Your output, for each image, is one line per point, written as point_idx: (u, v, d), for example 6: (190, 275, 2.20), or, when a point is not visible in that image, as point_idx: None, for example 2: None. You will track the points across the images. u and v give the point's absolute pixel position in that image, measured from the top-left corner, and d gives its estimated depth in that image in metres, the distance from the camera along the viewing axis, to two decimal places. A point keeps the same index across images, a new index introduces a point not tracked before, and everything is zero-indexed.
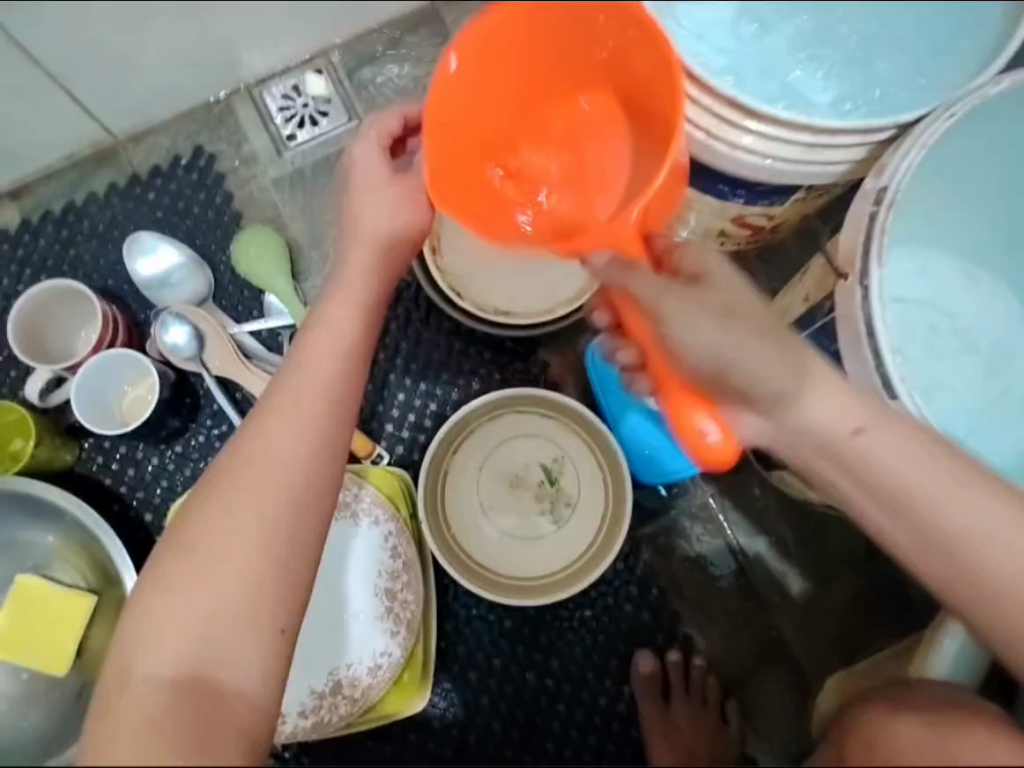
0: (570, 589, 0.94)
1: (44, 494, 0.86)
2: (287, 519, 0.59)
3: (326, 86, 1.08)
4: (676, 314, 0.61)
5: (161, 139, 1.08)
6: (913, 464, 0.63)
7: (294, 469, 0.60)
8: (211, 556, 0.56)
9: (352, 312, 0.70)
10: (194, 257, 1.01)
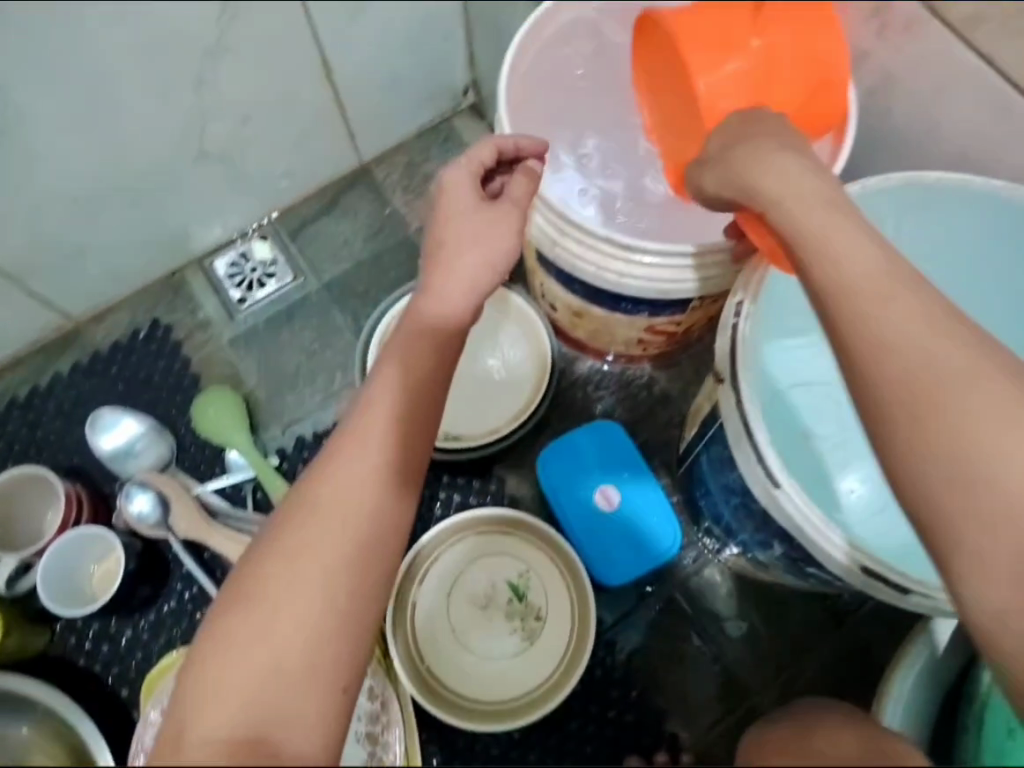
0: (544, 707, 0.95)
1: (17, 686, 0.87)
2: (354, 571, 0.54)
3: (270, 249, 1.18)
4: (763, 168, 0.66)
5: (120, 316, 1.15)
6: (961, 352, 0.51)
7: (363, 516, 0.56)
8: (276, 606, 0.51)
9: (429, 350, 0.65)
10: (155, 426, 1.06)
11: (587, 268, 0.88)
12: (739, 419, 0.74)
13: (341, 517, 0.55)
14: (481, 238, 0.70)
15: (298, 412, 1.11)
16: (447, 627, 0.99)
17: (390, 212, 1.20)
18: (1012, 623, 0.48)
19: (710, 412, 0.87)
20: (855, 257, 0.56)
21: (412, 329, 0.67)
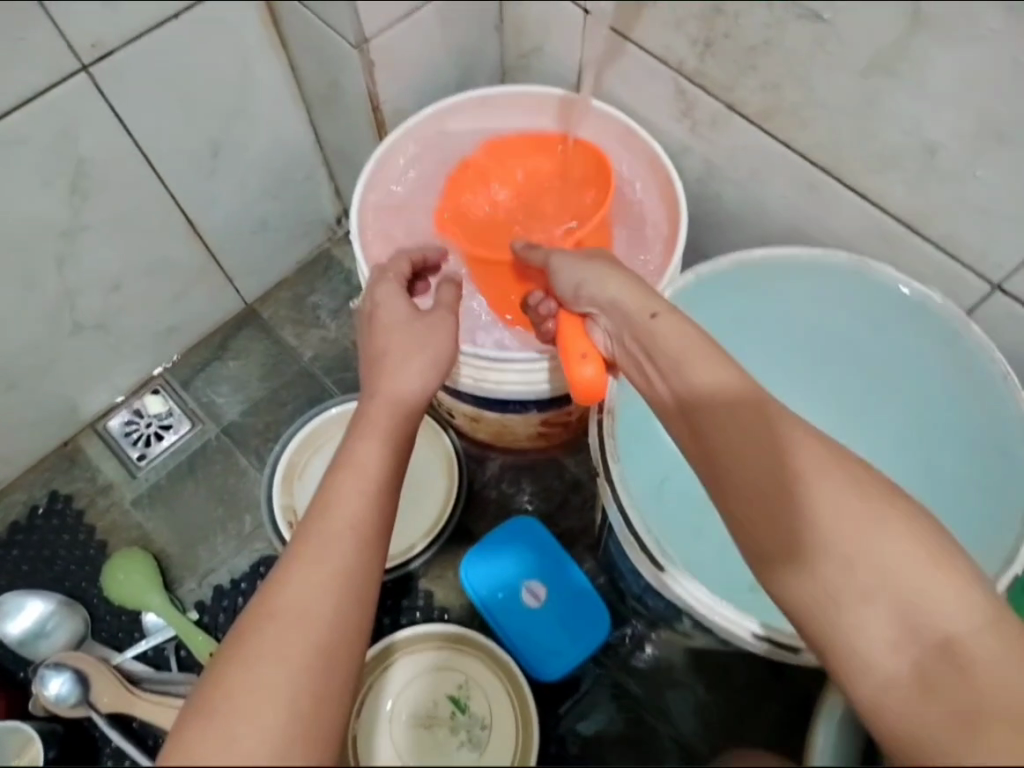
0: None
1: None
2: (314, 673, 0.47)
3: (164, 401, 1.18)
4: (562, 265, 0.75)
5: (17, 494, 1.13)
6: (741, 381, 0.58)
7: (322, 614, 0.50)
8: (234, 718, 0.44)
9: (380, 449, 0.62)
10: (64, 600, 1.04)
11: (463, 382, 0.93)
12: (617, 511, 0.81)
13: (307, 621, 0.49)
14: (427, 341, 0.72)
15: (212, 563, 1.10)
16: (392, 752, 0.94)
17: (281, 346, 1.23)
18: (895, 695, 0.47)
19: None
20: (685, 337, 0.61)
21: (366, 424, 0.64)
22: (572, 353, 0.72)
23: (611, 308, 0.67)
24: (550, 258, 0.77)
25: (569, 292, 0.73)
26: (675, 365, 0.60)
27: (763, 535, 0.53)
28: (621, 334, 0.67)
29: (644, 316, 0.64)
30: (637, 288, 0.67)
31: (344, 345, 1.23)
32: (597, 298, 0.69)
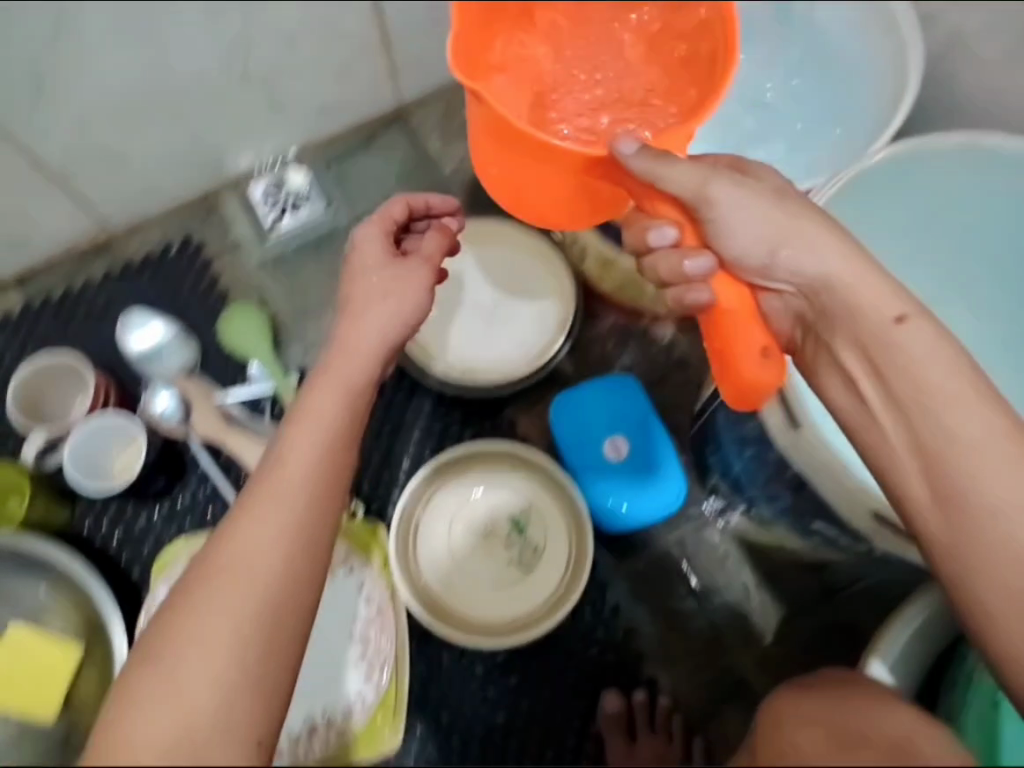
0: (529, 634, 0.98)
1: (42, 549, 0.97)
2: (265, 622, 0.52)
3: (305, 179, 1.17)
4: (727, 198, 0.68)
5: (154, 230, 1.15)
6: (935, 357, 0.64)
7: (272, 571, 0.53)
8: (182, 661, 0.49)
9: (341, 401, 0.64)
10: (180, 331, 1.10)
11: None
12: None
13: (247, 578, 0.53)
14: (390, 293, 0.74)
15: (318, 339, 1.13)
16: (446, 551, 1.02)
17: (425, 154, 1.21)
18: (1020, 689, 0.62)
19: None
20: (943, 362, 0.64)
21: (321, 380, 0.66)
22: (751, 345, 0.71)
23: (838, 299, 0.68)
24: (708, 184, 0.68)
25: (756, 250, 0.69)
26: (926, 398, 0.64)
27: (981, 559, 0.61)
28: (833, 325, 0.69)
29: (887, 319, 0.66)
30: (877, 283, 0.67)
31: None
32: (804, 268, 0.68)
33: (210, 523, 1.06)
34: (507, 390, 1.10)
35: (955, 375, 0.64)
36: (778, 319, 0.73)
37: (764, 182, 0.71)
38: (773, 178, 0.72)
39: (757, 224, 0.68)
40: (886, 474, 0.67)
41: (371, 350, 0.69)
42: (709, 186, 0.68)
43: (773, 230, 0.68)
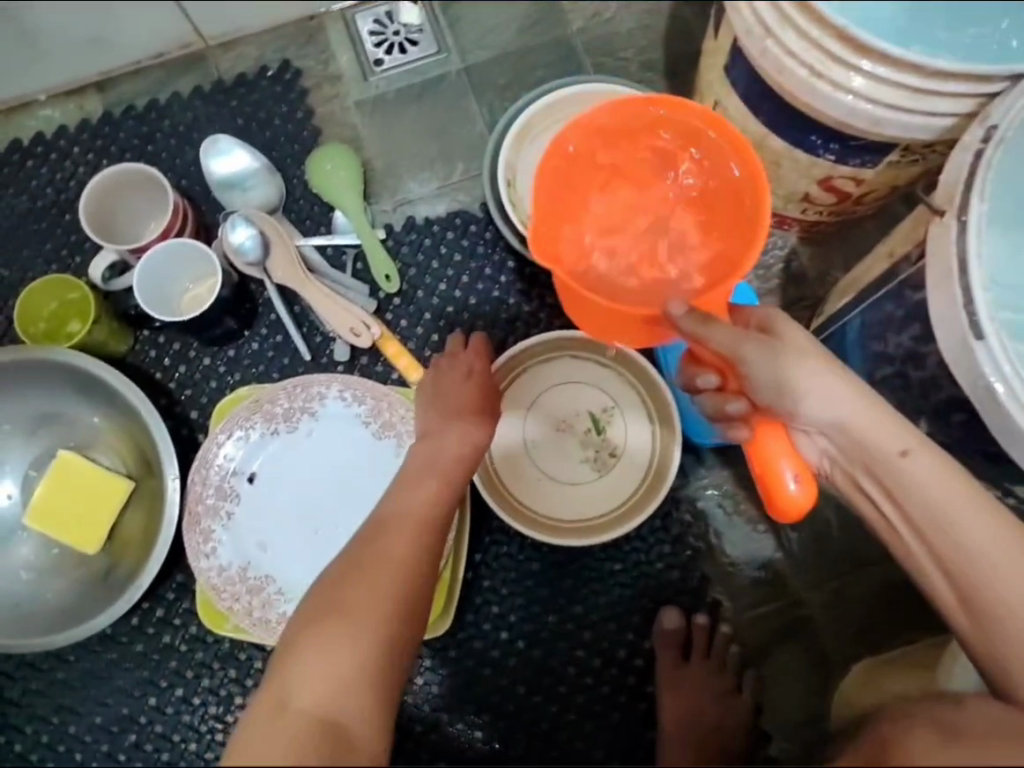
0: (606, 539, 0.92)
1: (77, 360, 0.87)
2: (409, 602, 0.61)
3: (419, 15, 1.07)
4: (754, 355, 0.62)
5: (250, 50, 1.07)
6: (949, 493, 0.65)
7: (410, 562, 0.64)
8: (352, 618, 0.58)
9: (456, 446, 0.74)
10: (267, 164, 0.99)
11: (795, 70, 0.72)
12: (954, 255, 0.67)
13: (396, 568, 0.63)
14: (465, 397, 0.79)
15: (411, 193, 1.04)
16: (521, 442, 0.96)
17: (551, 6, 1.09)
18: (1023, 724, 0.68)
19: (889, 269, 0.79)
20: (956, 488, 0.65)
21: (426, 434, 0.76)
22: (781, 463, 0.62)
23: (857, 438, 0.65)
24: (742, 345, 0.62)
25: (780, 396, 0.64)
26: (945, 522, 0.65)
27: (1011, 651, 0.65)
28: (853, 462, 0.68)
29: (894, 453, 0.65)
30: (887, 415, 0.65)
31: (615, 32, 1.09)
32: (822, 417, 0.65)
33: (276, 376, 0.98)
34: None
35: (963, 493, 0.65)
36: (807, 453, 0.70)
37: (801, 338, 0.65)
38: (792, 329, 0.66)
39: (792, 371, 0.63)
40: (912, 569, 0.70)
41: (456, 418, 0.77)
42: (742, 348, 0.62)
43: (808, 382, 0.64)
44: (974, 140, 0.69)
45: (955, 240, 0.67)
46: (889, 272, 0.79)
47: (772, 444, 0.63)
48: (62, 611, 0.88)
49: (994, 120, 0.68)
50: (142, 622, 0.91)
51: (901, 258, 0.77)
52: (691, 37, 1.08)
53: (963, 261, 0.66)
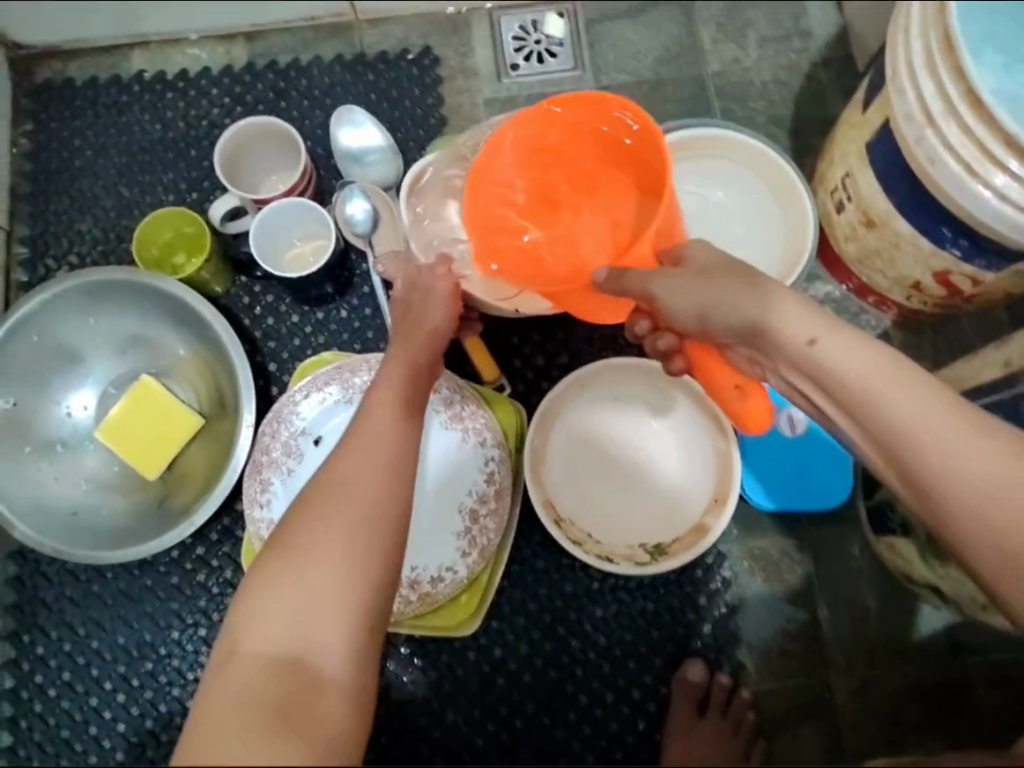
0: (664, 569, 0.89)
1: (180, 293, 0.89)
2: (374, 529, 0.55)
3: (563, 30, 1.09)
4: (664, 291, 0.66)
5: (396, 30, 1.10)
6: (877, 369, 0.58)
7: (370, 488, 0.58)
8: (309, 549, 0.53)
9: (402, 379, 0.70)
10: (393, 146, 1.01)
11: (949, 164, 0.72)
12: None
13: (354, 494, 0.57)
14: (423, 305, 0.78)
15: None
16: (567, 444, 0.95)
17: (694, 43, 1.10)
18: None
19: (1003, 378, 0.78)
20: (876, 364, 0.58)
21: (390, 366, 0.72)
22: (724, 387, 0.71)
23: (765, 342, 0.63)
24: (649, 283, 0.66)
25: (686, 321, 0.67)
26: (871, 402, 0.58)
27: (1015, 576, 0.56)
28: (777, 363, 0.64)
29: (800, 343, 0.61)
30: (791, 304, 0.62)
31: (752, 81, 1.09)
32: (754, 325, 0.63)
33: (358, 348, 1.00)
34: None
35: (909, 381, 0.58)
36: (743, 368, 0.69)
37: (714, 258, 0.66)
38: (709, 255, 0.67)
39: (690, 293, 0.65)
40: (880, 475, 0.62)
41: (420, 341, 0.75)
42: (650, 285, 0.66)
43: (727, 308, 0.64)
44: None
45: None
46: (1001, 383, 0.78)
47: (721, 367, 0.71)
48: (114, 530, 0.91)
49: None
50: (182, 556, 0.93)
51: (1017, 371, 0.77)
52: (826, 101, 1.08)
53: None
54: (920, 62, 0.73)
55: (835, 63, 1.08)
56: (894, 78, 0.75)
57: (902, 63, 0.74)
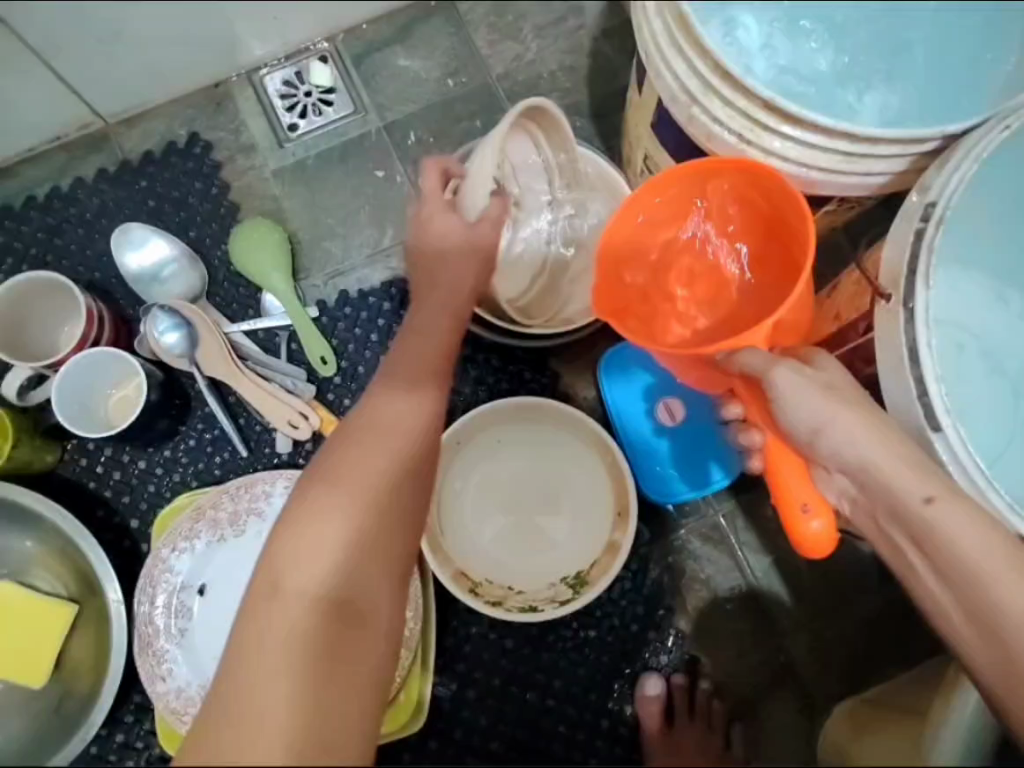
0: (586, 602, 0.87)
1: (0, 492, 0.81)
2: (413, 485, 0.56)
3: (331, 75, 1.02)
4: (785, 386, 0.62)
5: (156, 124, 1.01)
6: (981, 547, 0.60)
7: (411, 431, 0.59)
8: (359, 486, 0.54)
9: (439, 317, 0.70)
10: (187, 251, 0.94)
11: (724, 137, 0.70)
12: (903, 345, 0.66)
13: (399, 437, 0.58)
14: (443, 254, 0.72)
15: (341, 265, 1.00)
16: (468, 504, 0.93)
17: (470, 50, 1.03)
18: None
19: (838, 332, 0.78)
20: (985, 540, 0.60)
21: (422, 297, 0.71)
22: (792, 508, 0.64)
23: (872, 488, 0.63)
24: (773, 367, 0.62)
25: (799, 429, 0.63)
26: (968, 570, 0.61)
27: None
28: (875, 506, 0.65)
29: (916, 501, 0.61)
30: (909, 459, 0.62)
31: (539, 74, 1.03)
32: (842, 455, 0.62)
33: (217, 472, 0.93)
34: (549, 339, 0.95)
35: (998, 558, 0.60)
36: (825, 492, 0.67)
37: (835, 377, 0.64)
38: (835, 373, 0.65)
39: (808, 402, 0.62)
40: (925, 604, 0.66)
41: (440, 288, 0.71)
42: (769, 370, 0.62)
43: (822, 417, 0.62)
44: (914, 218, 0.68)
45: (904, 329, 0.67)
46: (838, 336, 0.77)
47: (798, 480, 0.64)
48: (18, 754, 0.83)
49: (931, 198, 0.67)
50: (102, 752, 0.86)
51: (848, 324, 0.76)
52: (615, 74, 1.03)
53: (914, 352, 0.66)
54: (666, 41, 0.70)
55: (615, 33, 1.04)
56: (649, 62, 0.72)
57: (651, 45, 0.71)
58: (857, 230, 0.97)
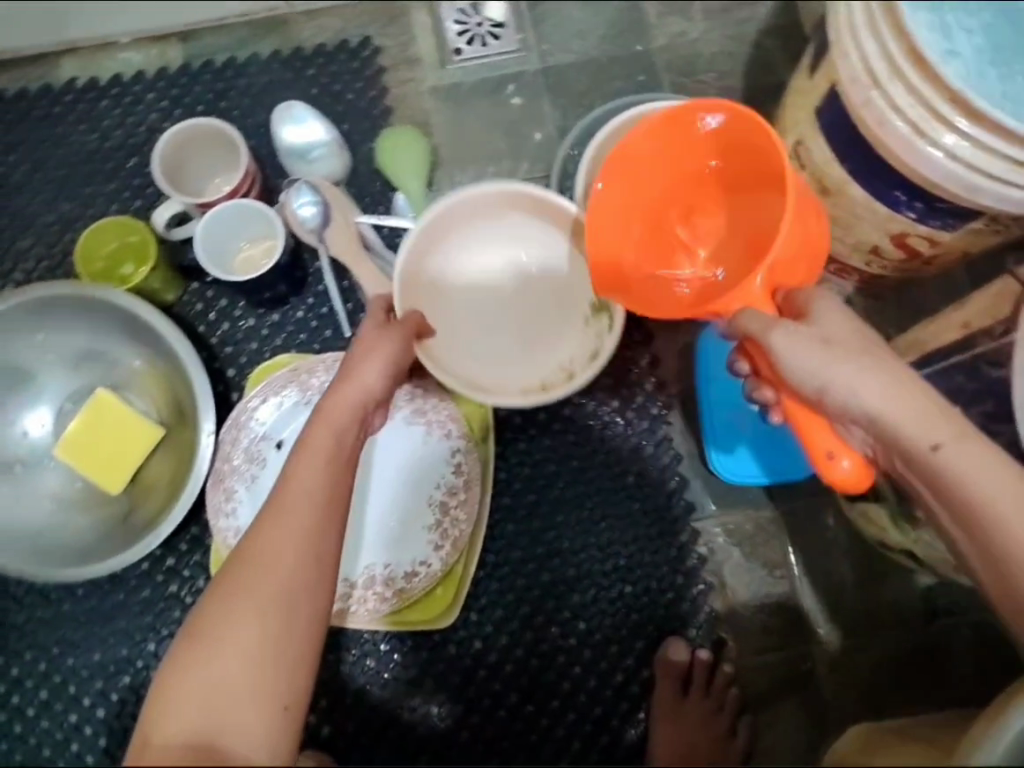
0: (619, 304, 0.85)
1: (133, 305, 0.86)
2: (294, 608, 0.58)
3: (503, 12, 1.07)
4: (786, 346, 0.62)
5: (333, 21, 1.07)
6: (994, 483, 0.60)
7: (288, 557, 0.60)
8: (225, 626, 0.56)
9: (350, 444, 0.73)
10: (337, 138, 1.00)
11: (897, 124, 0.71)
12: None
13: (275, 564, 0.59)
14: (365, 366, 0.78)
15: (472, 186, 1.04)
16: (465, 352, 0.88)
17: (639, 17, 1.07)
18: None
19: (961, 339, 0.76)
20: (996, 477, 0.60)
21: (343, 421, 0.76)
22: (817, 451, 0.64)
23: (880, 432, 0.62)
24: (773, 330, 0.63)
25: (804, 383, 0.62)
26: (977, 509, 0.61)
27: None
28: (888, 455, 0.64)
29: (923, 447, 0.61)
30: (917, 402, 0.61)
31: (700, 53, 1.06)
32: (856, 407, 0.61)
33: (316, 348, 0.97)
34: None
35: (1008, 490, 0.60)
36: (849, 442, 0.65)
37: (834, 321, 0.64)
38: (839, 323, 0.64)
39: (817, 361, 0.62)
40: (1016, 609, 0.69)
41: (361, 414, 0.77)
42: (772, 332, 0.62)
43: (828, 380, 0.61)
44: None
45: None
46: (962, 342, 0.76)
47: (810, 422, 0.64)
48: (80, 549, 0.88)
49: None
50: (152, 569, 0.91)
51: (978, 330, 0.75)
52: (773, 69, 1.06)
53: None
54: (862, 24, 0.72)
55: (781, 31, 1.06)
56: (837, 42, 0.74)
57: (844, 25, 0.73)
58: (974, 271, 0.98)
